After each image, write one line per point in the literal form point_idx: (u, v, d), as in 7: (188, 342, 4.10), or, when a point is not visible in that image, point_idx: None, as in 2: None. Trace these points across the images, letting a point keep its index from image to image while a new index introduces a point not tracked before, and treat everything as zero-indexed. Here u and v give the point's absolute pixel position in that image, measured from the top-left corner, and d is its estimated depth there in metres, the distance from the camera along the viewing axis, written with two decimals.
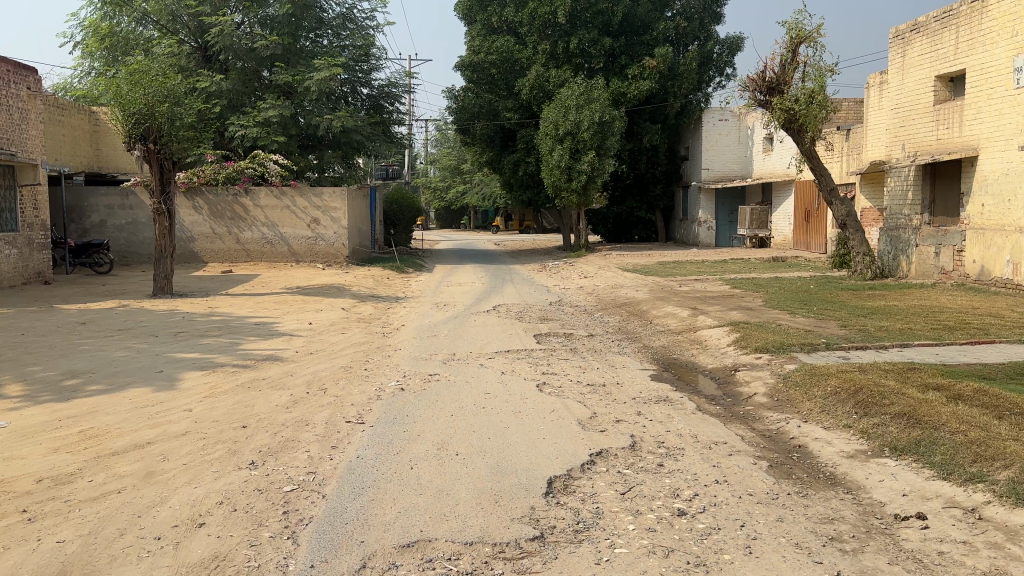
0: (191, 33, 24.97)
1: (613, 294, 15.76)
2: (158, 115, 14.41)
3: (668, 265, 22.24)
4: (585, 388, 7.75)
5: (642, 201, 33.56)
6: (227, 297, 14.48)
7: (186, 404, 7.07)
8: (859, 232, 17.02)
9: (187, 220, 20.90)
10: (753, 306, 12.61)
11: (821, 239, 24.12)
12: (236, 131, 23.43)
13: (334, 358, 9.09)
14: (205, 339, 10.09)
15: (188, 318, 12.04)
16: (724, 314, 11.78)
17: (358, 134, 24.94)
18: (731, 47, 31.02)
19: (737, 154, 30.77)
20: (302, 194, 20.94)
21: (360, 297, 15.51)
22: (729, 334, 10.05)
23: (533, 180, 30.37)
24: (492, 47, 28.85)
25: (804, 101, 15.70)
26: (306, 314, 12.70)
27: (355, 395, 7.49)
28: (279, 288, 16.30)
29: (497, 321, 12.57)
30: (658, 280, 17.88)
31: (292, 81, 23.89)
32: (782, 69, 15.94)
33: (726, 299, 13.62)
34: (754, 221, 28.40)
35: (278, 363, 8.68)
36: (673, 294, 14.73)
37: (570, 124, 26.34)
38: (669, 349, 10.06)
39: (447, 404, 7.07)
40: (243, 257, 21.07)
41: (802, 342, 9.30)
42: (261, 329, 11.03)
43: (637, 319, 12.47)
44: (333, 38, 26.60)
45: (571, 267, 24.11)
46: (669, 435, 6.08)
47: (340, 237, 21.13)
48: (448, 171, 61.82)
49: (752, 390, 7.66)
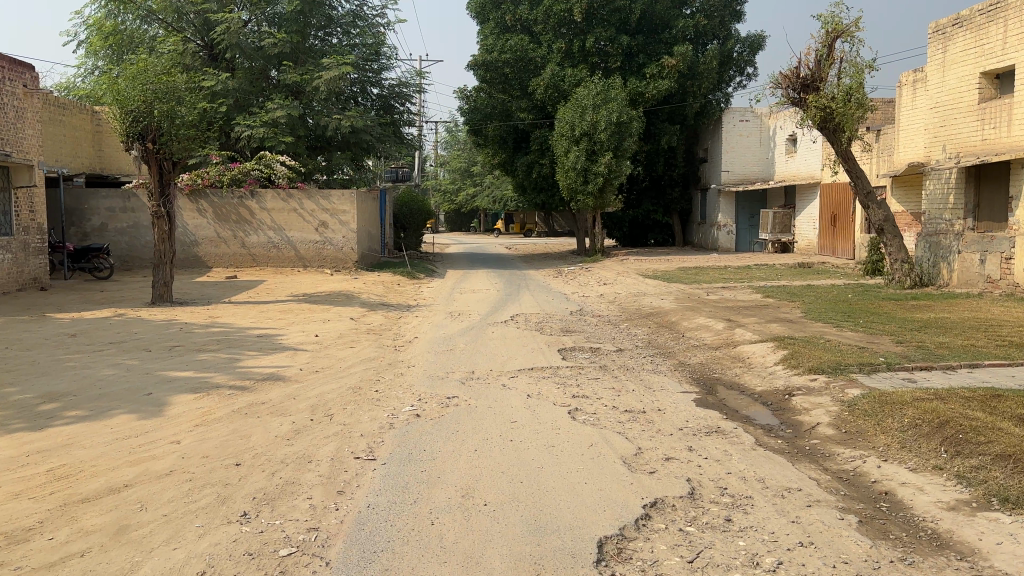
0: (197, 31, 24.26)
1: (637, 303, 14.87)
2: (157, 112, 13.61)
3: (690, 271, 21.34)
4: (624, 415, 6.88)
5: (658, 204, 32.43)
6: (229, 305, 13.66)
7: (174, 436, 6.22)
8: (897, 237, 16.07)
9: (191, 224, 20.10)
10: (793, 318, 11.71)
11: (849, 244, 23.25)
12: (243, 131, 22.67)
13: (343, 378, 8.23)
14: (202, 355, 9.27)
15: (186, 329, 11.22)
16: (763, 327, 10.89)
17: (368, 135, 24.17)
18: (752, 46, 30.12)
19: (758, 155, 29.84)
20: (310, 196, 20.14)
21: (370, 305, 14.67)
22: (776, 351, 9.15)
23: (547, 183, 29.51)
24: (506, 46, 28.01)
25: (841, 99, 14.80)
26: (312, 325, 11.87)
27: (365, 423, 6.64)
28: (285, 295, 15.49)
29: (517, 333, 11.72)
30: (683, 288, 17.00)
31: (300, 80, 23.15)
32: (817, 65, 15.02)
33: (762, 310, 12.73)
34: (777, 225, 27.38)
35: (281, 384, 7.83)
36: (703, 304, 13.85)
37: (586, 125, 25.49)
38: (708, 367, 9.18)
39: (469, 434, 6.21)
40: (248, 261, 20.28)
41: (859, 361, 8.40)
42: (263, 342, 10.19)
43: (667, 331, 11.59)
44: (343, 36, 25.67)
45: (588, 272, 23.25)
46: (732, 480, 5.21)
47: (349, 241, 20.35)
48: (459, 173, 61.19)
49: (814, 419, 6.77)
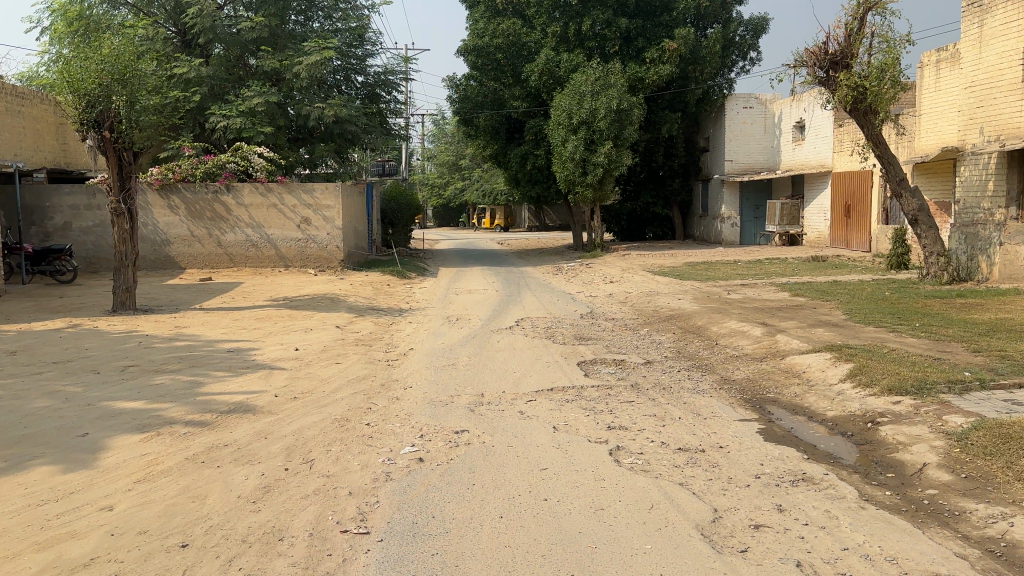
0: (168, 16, 22.69)
1: (652, 304, 13.51)
2: (115, 95, 12.09)
3: (700, 267, 20.01)
4: (679, 456, 5.48)
5: (658, 195, 31.24)
6: (200, 314, 12.13)
7: (104, 498, 4.76)
8: (932, 228, 14.66)
9: (162, 221, 18.51)
10: (837, 321, 10.37)
11: (864, 236, 22.00)
12: (218, 122, 21.11)
13: (326, 407, 6.77)
14: (160, 378, 7.78)
15: (145, 344, 9.71)
16: (809, 334, 9.54)
17: (353, 125, 22.71)
18: (755, 30, 28.98)
19: (762, 144, 28.57)
20: (291, 190, 18.62)
21: (358, 309, 13.22)
22: (838, 364, 7.80)
23: (542, 175, 28.00)
24: (498, 30, 26.54)
25: (875, 76, 13.45)
26: (291, 335, 10.40)
27: (354, 473, 5.18)
28: (263, 299, 14.00)
29: (526, 341, 10.32)
30: (699, 286, 15.67)
31: (279, 66, 21.67)
32: (847, 40, 13.66)
33: (798, 312, 11.37)
34: (784, 217, 26.11)
35: (251, 418, 6.38)
36: (727, 304, 12.49)
37: (585, 112, 24.08)
38: (758, 383, 7.80)
39: (490, 491, 4.80)
40: (225, 262, 18.75)
41: (944, 376, 7.04)
42: (234, 359, 8.72)
43: (696, 338, 10.22)
44: (325, 20, 24.24)
45: (590, 268, 21.89)
46: (857, 564, 3.83)
47: (334, 239, 18.89)
48: (446, 167, 59.71)
49: (919, 459, 5.40)
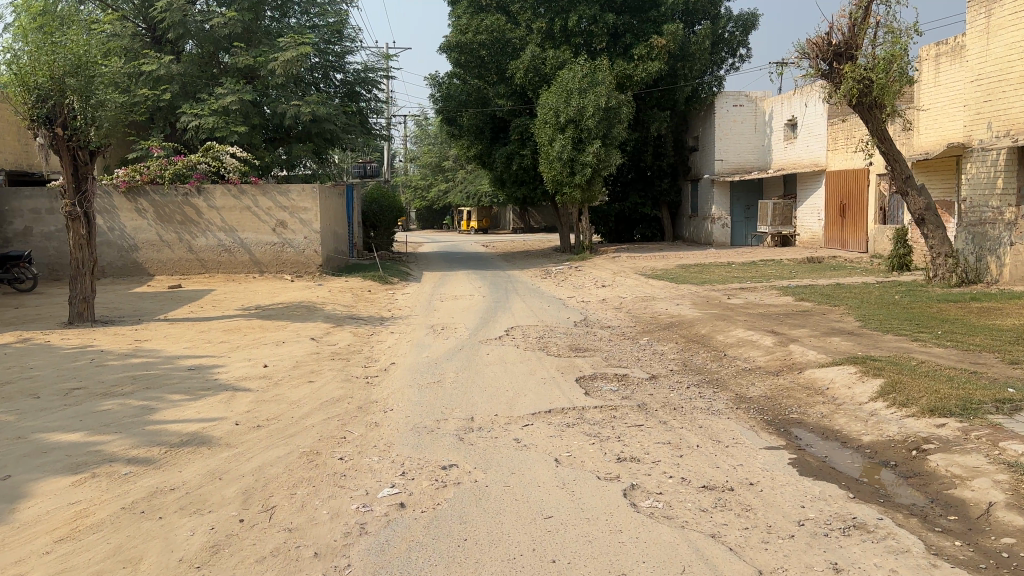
0: (136, 10, 21.70)
1: (649, 309, 12.75)
2: (69, 90, 11.19)
3: (694, 269, 19.30)
4: (705, 498, 4.69)
5: (646, 196, 30.67)
6: (164, 326, 11.21)
7: (14, 566, 3.90)
8: (939, 228, 14.02)
9: (130, 225, 17.53)
10: (852, 329, 9.64)
11: (861, 237, 21.37)
12: (190, 121, 20.17)
13: (294, 437, 5.93)
14: (108, 403, 6.90)
15: (99, 360, 8.79)
16: (825, 344, 8.82)
17: (332, 124, 21.83)
18: (744, 26, 28.39)
19: (753, 143, 27.94)
20: (265, 192, 17.71)
21: (335, 318, 12.35)
22: (866, 380, 7.05)
23: (528, 175, 27.24)
24: (481, 26, 25.72)
25: (881, 68, 12.76)
26: (261, 350, 9.52)
27: (321, 526, 4.33)
28: (234, 308, 13.10)
29: (518, 353, 9.51)
30: (696, 290, 14.97)
31: (254, 63, 20.77)
32: (851, 31, 12.97)
33: (806, 318, 10.65)
34: (777, 217, 25.27)
35: (206, 453, 5.52)
36: (730, 310, 11.73)
37: (572, 111, 23.32)
38: (777, 401, 7.05)
39: (486, 551, 3.95)
40: (197, 268, 17.80)
41: (988, 393, 6.29)
42: (194, 379, 7.84)
43: (701, 349, 9.45)
44: (301, 16, 23.31)
45: (579, 272, 21.14)
46: None
47: (311, 243, 18.02)
48: (430, 169, 58.84)
49: (983, 497, 4.62)
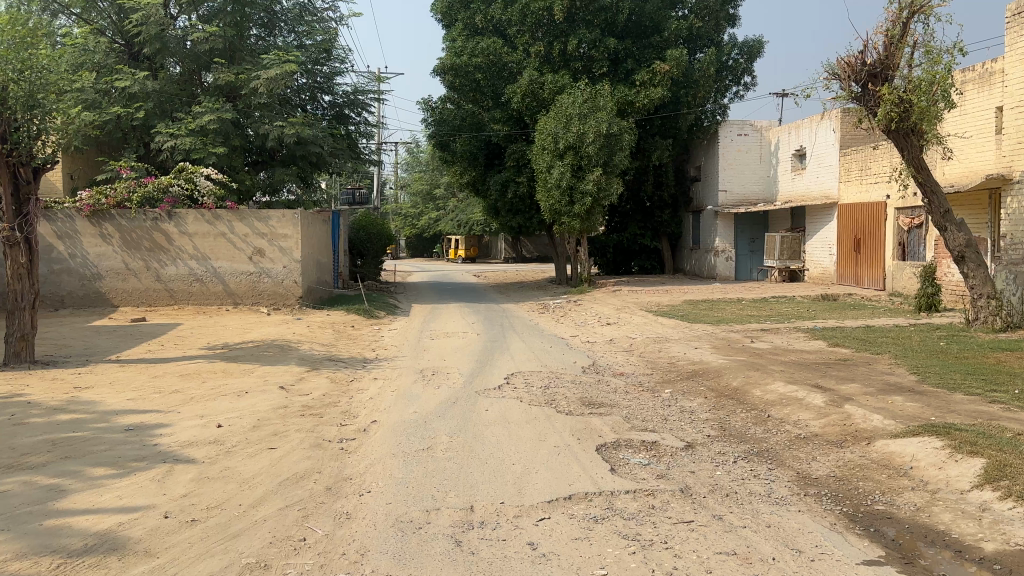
0: (112, 25, 20.39)
1: (665, 354, 11.40)
2: (10, 99, 9.73)
3: (703, 306, 18.03)
4: None
5: (645, 227, 29.64)
6: (112, 369, 9.72)
7: None
8: (980, 266, 12.73)
9: (92, 252, 16.03)
10: (911, 385, 8.28)
11: (875, 273, 20.15)
12: (164, 141, 18.84)
13: (238, 540, 4.48)
14: (6, 481, 5.39)
15: (20, 415, 7.29)
16: (887, 405, 7.47)
17: (317, 146, 20.51)
18: (750, 52, 27.42)
19: (759, 173, 26.81)
20: (242, 217, 16.35)
21: (312, 360, 10.90)
22: (960, 460, 5.66)
23: (524, 204, 26.07)
24: (477, 48, 24.65)
25: (922, 91, 11.57)
26: (220, 402, 8.05)
27: None
28: (199, 347, 11.63)
29: (523, 409, 8.10)
30: (713, 329, 13.65)
31: (234, 80, 19.47)
32: (888, 50, 11.76)
33: (852, 369, 9.31)
34: (785, 251, 24.20)
35: (114, 569, 4.05)
36: (758, 357, 10.36)
37: (572, 137, 22.12)
38: (851, 485, 5.66)
39: None
40: (165, 299, 16.33)
41: None
42: (128, 445, 6.35)
43: (735, 406, 8.08)
44: (287, 34, 22.09)
45: (579, 306, 19.83)
46: None
47: (290, 273, 16.68)
48: (420, 197, 57.83)
49: None
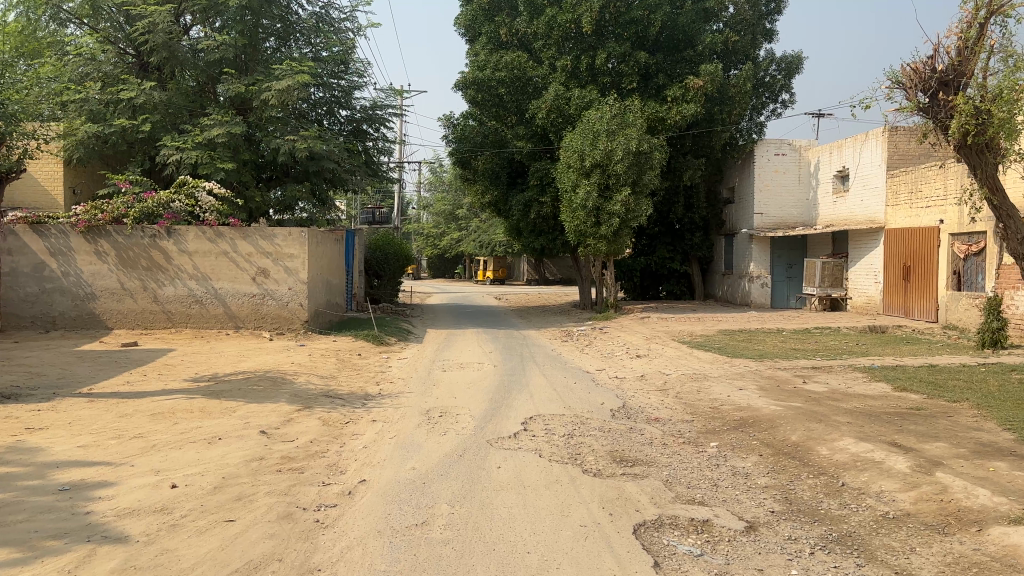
0: (121, 34, 19.42)
1: (705, 396, 10.01)
2: None
3: (741, 338, 16.62)
4: None
5: (675, 250, 28.26)
6: (76, 406, 8.53)
7: None
8: None
9: (87, 270, 15.01)
10: (1011, 447, 6.82)
11: (927, 303, 18.59)
12: (170, 154, 17.86)
13: None
14: None
15: None
16: (992, 474, 6.04)
17: (331, 161, 19.43)
18: (787, 68, 26.13)
19: (797, 195, 25.36)
20: (245, 235, 15.27)
21: (306, 397, 9.66)
22: None
23: (547, 225, 24.92)
24: (501, 62, 23.62)
25: (1003, 100, 10.18)
26: (187, 452, 6.82)
27: None
28: (184, 379, 10.45)
29: (543, 467, 6.78)
30: (757, 367, 12.22)
31: (245, 92, 18.46)
32: (960, 54, 10.44)
33: (933, 423, 7.84)
34: (826, 278, 22.69)
35: None
36: (816, 404, 8.93)
37: (599, 154, 20.88)
38: None
39: None
40: (161, 321, 15.25)
41: None
42: (52, 514, 5.12)
43: (799, 469, 6.70)
44: (303, 45, 21.09)
45: (605, 334, 18.47)
46: None
47: (295, 295, 15.53)
48: (442, 217, 56.98)
49: None
